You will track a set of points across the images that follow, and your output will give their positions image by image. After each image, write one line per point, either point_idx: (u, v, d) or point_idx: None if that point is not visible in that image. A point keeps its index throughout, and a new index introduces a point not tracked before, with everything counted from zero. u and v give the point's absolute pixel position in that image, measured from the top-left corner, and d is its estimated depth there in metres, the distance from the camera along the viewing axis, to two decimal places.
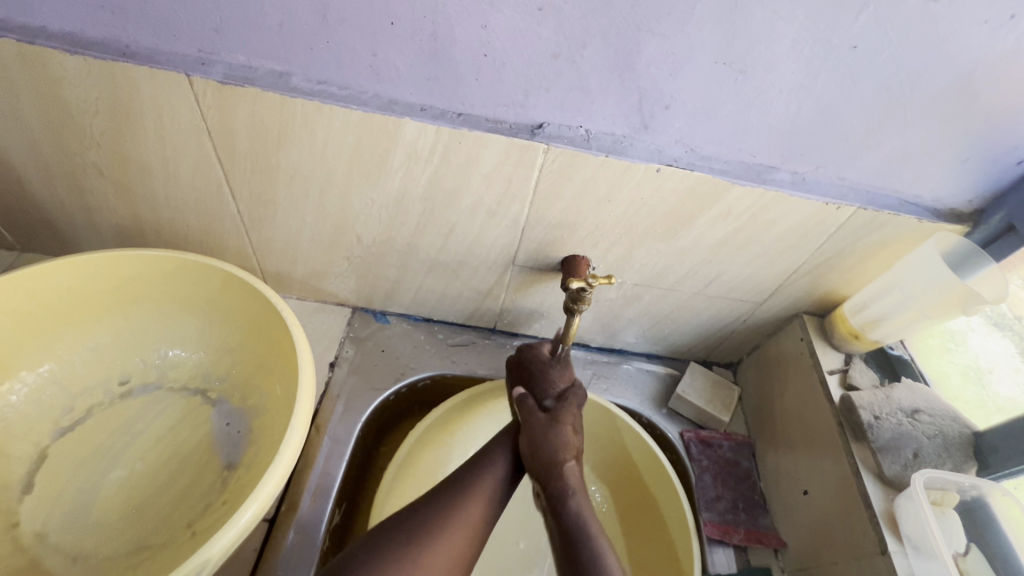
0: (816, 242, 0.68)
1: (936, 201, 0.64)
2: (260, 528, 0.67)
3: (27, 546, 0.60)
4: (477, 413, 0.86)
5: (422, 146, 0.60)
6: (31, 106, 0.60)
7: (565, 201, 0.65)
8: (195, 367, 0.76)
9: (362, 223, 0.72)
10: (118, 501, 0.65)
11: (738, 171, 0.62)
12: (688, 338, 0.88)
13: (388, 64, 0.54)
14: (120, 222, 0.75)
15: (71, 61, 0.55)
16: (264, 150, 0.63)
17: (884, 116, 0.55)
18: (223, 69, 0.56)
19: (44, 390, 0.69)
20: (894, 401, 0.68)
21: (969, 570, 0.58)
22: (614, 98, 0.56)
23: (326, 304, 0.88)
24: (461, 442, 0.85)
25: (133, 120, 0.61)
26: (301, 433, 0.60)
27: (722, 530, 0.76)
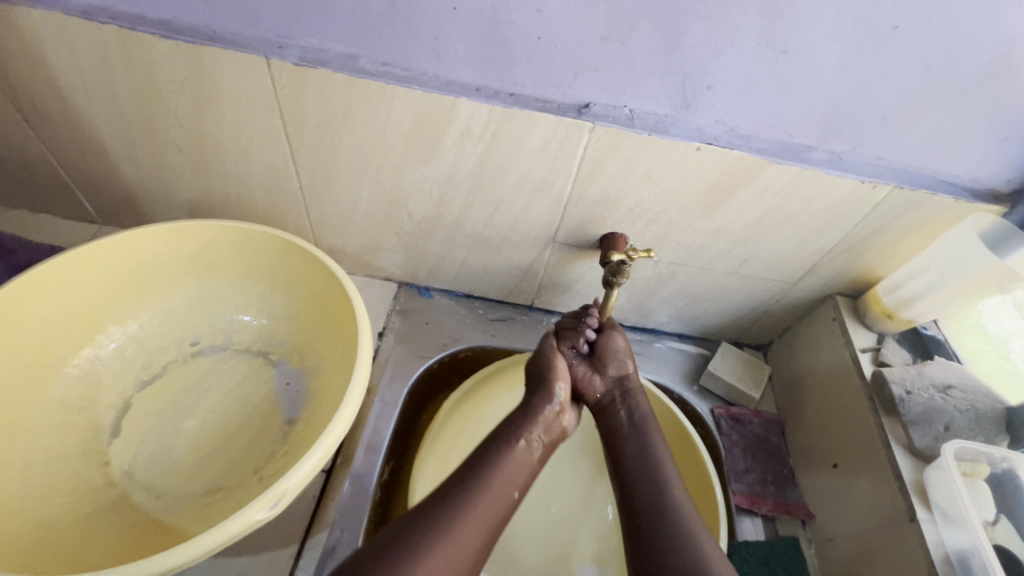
0: (851, 221, 0.70)
1: (974, 180, 0.65)
2: (319, 478, 0.73)
3: (117, 482, 0.67)
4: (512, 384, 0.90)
5: (475, 125, 0.65)
6: (125, 88, 0.67)
7: (607, 178, 0.69)
8: (257, 331, 0.82)
9: (414, 198, 0.76)
10: (193, 447, 0.71)
11: (776, 150, 0.64)
12: (720, 319, 0.91)
13: (449, 46, 0.59)
14: (193, 196, 0.82)
15: (165, 46, 0.62)
16: (329, 128, 0.68)
17: (923, 96, 0.57)
18: (298, 52, 0.62)
19: (127, 347, 0.76)
20: (926, 376, 0.70)
21: (998, 538, 0.60)
22: (659, 78, 0.59)
23: (374, 279, 0.94)
24: (495, 412, 0.90)
25: (213, 100, 0.67)
26: (361, 386, 0.65)
27: (751, 500, 0.79)
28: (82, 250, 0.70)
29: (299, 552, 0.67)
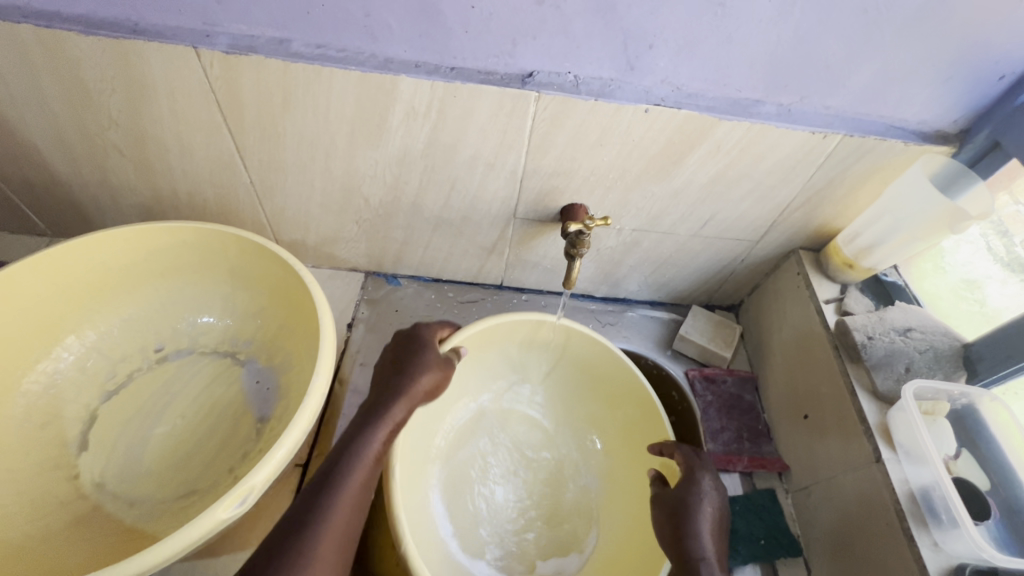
0: (806, 174, 0.70)
1: (921, 123, 0.66)
2: (296, 473, 0.73)
3: (88, 494, 0.67)
4: (474, 358, 0.83)
5: (419, 103, 0.63)
6: (52, 90, 0.64)
7: (559, 148, 0.68)
8: (223, 332, 0.81)
9: (368, 184, 0.75)
10: (164, 453, 0.71)
11: (724, 107, 0.64)
12: (689, 283, 0.91)
13: (382, 23, 0.57)
14: (141, 200, 0.80)
15: (86, 42, 0.59)
16: (271, 117, 0.66)
17: (864, 40, 0.57)
18: (227, 40, 0.60)
19: (88, 358, 0.75)
20: (886, 321, 0.71)
21: (959, 470, 0.62)
22: (599, 41, 0.58)
23: (340, 270, 0.93)
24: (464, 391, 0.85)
25: (147, 96, 0.65)
26: (325, 376, 0.65)
27: (726, 459, 0.80)
28: (41, 256, 0.68)
29: None
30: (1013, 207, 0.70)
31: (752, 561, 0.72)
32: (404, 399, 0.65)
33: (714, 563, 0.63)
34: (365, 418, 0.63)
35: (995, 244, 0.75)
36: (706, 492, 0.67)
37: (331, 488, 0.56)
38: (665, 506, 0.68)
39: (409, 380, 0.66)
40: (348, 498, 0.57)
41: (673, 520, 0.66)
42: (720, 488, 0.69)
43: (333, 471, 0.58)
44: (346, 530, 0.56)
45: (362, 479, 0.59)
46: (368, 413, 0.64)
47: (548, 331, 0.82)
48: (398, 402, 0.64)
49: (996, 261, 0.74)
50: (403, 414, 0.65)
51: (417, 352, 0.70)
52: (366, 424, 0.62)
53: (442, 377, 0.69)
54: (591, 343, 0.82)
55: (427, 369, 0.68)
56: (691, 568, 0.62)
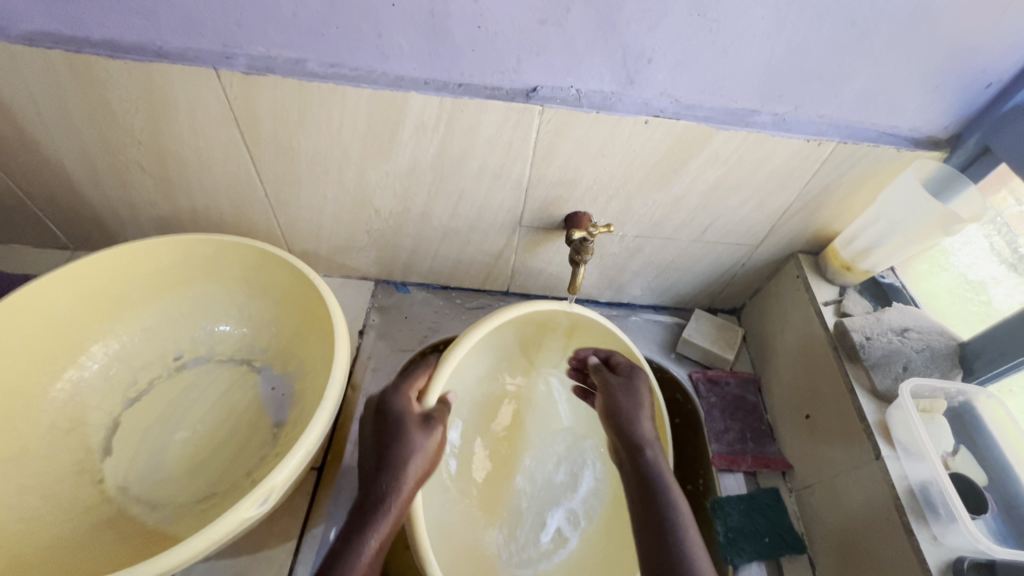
0: (802, 180, 0.72)
1: (913, 129, 0.68)
2: (311, 476, 0.75)
3: (112, 498, 0.69)
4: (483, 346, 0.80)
5: (428, 117, 0.66)
6: (79, 111, 0.68)
7: (563, 159, 0.71)
8: (239, 340, 0.84)
9: (379, 195, 0.78)
10: (184, 457, 0.73)
11: (721, 117, 0.66)
12: (691, 287, 0.94)
13: (393, 43, 0.60)
14: (159, 214, 0.83)
15: (113, 66, 0.62)
16: (286, 132, 0.69)
17: (854, 51, 0.59)
18: (246, 61, 0.63)
19: (111, 367, 0.77)
20: (884, 322, 0.73)
21: (957, 466, 0.64)
22: (600, 57, 0.61)
23: (351, 279, 0.95)
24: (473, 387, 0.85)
25: (169, 114, 0.68)
26: (340, 380, 0.67)
27: (730, 460, 0.81)
28: (58, 272, 0.70)
29: (298, 547, 0.69)
30: (1016, 208, 0.71)
31: (757, 559, 0.74)
32: (391, 499, 0.60)
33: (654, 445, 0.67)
34: (350, 525, 0.58)
35: (997, 245, 0.75)
36: (648, 386, 0.72)
37: None
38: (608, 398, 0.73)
39: (395, 475, 0.61)
40: None
41: (614, 404, 0.72)
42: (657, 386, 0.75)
43: None
44: None
45: None
46: (354, 518, 0.59)
47: (560, 317, 0.80)
48: (387, 504, 0.59)
49: (1000, 261, 0.74)
50: (395, 519, 0.60)
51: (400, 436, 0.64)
52: (355, 533, 0.57)
53: (430, 461, 0.65)
54: (604, 331, 0.80)
55: (412, 455, 0.63)
56: (635, 447, 0.67)
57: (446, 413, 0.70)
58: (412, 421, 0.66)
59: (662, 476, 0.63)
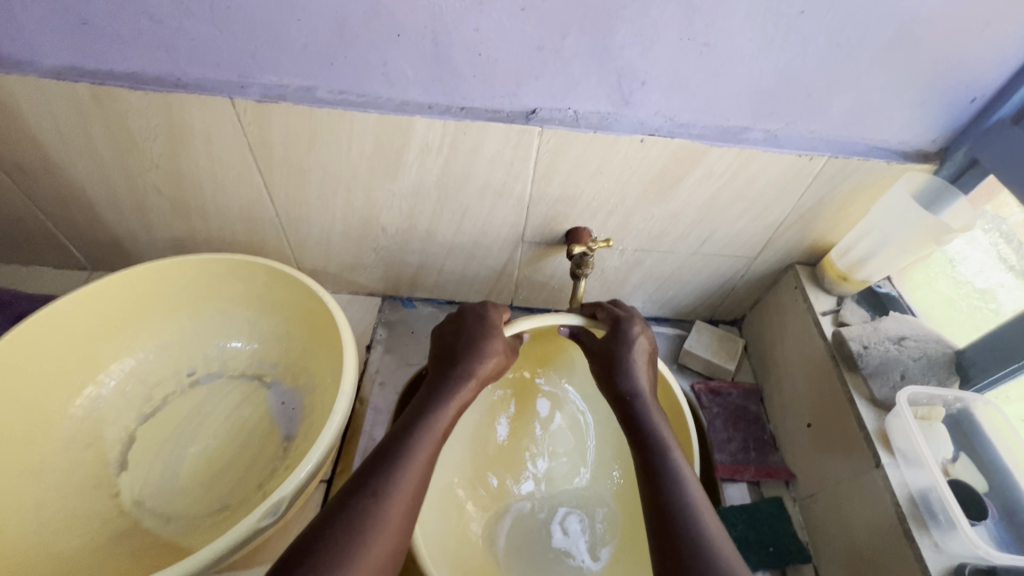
0: (797, 193, 0.74)
1: (902, 143, 0.70)
2: (320, 489, 0.76)
3: (128, 511, 0.71)
4: None
5: (432, 139, 0.69)
6: (102, 138, 0.71)
7: (562, 177, 0.73)
8: (250, 356, 0.86)
9: (385, 214, 0.81)
10: (197, 471, 0.75)
11: (714, 135, 0.68)
12: (692, 298, 0.95)
13: (398, 70, 0.63)
14: (175, 235, 0.86)
15: (135, 96, 0.66)
16: (297, 156, 0.73)
17: (840, 70, 0.62)
18: (259, 90, 0.66)
19: (127, 383, 0.80)
20: (881, 331, 0.74)
21: (957, 473, 0.64)
22: (595, 80, 0.63)
23: (358, 295, 0.98)
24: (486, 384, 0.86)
25: (185, 140, 0.71)
26: (349, 395, 0.69)
27: (734, 469, 0.82)
28: (38, 317, 0.71)
29: None
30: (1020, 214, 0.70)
31: (763, 568, 0.74)
32: (468, 378, 0.63)
33: (647, 397, 0.65)
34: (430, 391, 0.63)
35: (1006, 253, 0.74)
36: (632, 337, 0.68)
37: (395, 459, 0.54)
38: (597, 356, 0.70)
39: (483, 353, 0.65)
40: (388, 531, 0.50)
41: (606, 358, 0.69)
42: (650, 337, 0.71)
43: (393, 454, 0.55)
44: (395, 540, 0.51)
45: (424, 461, 0.56)
46: (436, 379, 0.64)
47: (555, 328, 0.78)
48: (476, 363, 0.64)
49: (1007, 268, 0.73)
50: (467, 398, 0.63)
51: (485, 331, 0.68)
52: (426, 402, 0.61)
53: (506, 362, 0.68)
54: None
55: (499, 348, 0.67)
56: (625, 398, 0.65)
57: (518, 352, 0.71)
58: (498, 333, 0.68)
59: (655, 428, 0.61)
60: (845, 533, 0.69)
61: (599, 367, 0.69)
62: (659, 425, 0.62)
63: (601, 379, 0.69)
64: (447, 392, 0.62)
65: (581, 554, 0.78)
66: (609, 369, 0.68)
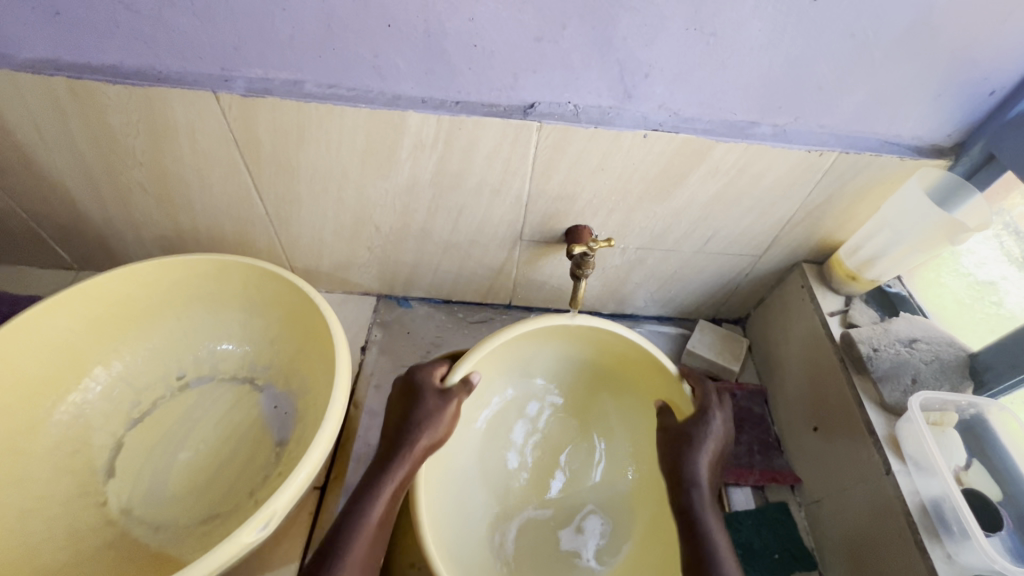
0: (805, 190, 0.72)
1: (916, 138, 0.67)
2: (313, 495, 0.74)
3: (116, 520, 0.69)
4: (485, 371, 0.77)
5: (426, 135, 0.66)
6: (82, 135, 0.68)
7: (561, 174, 0.70)
8: (241, 359, 0.84)
9: (379, 212, 0.78)
10: (187, 478, 0.73)
11: (721, 129, 0.66)
12: (695, 297, 0.93)
13: (390, 63, 0.60)
14: (163, 234, 0.84)
15: (114, 91, 0.63)
16: (285, 153, 0.70)
17: (854, 61, 0.59)
18: (244, 84, 0.63)
19: (115, 387, 0.78)
20: (891, 333, 0.72)
21: (970, 481, 0.62)
22: (596, 73, 0.60)
23: (353, 294, 0.95)
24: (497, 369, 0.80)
25: (169, 136, 0.68)
26: (342, 401, 0.67)
27: (738, 474, 0.80)
28: (19, 322, 0.68)
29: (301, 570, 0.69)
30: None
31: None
32: (405, 458, 0.63)
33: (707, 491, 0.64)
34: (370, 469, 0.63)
35: (1009, 245, 0.73)
36: (709, 429, 0.67)
37: (331, 556, 0.55)
38: (666, 438, 0.70)
39: (415, 428, 0.65)
40: None
41: (677, 446, 0.68)
42: (727, 426, 0.69)
43: (329, 551, 0.56)
44: None
45: (360, 556, 0.57)
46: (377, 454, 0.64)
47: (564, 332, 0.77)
48: (412, 437, 0.64)
49: (1010, 261, 0.73)
50: (406, 476, 0.63)
51: (419, 400, 0.67)
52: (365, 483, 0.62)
53: (445, 429, 0.67)
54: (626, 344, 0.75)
55: (431, 413, 0.66)
56: (685, 487, 0.65)
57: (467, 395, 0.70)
58: (432, 396, 0.68)
59: (711, 527, 0.61)
60: (855, 542, 0.67)
61: (669, 450, 0.69)
62: (713, 525, 0.62)
63: (665, 461, 0.69)
64: (386, 472, 0.62)
65: (592, 557, 0.74)
66: (676, 457, 0.68)
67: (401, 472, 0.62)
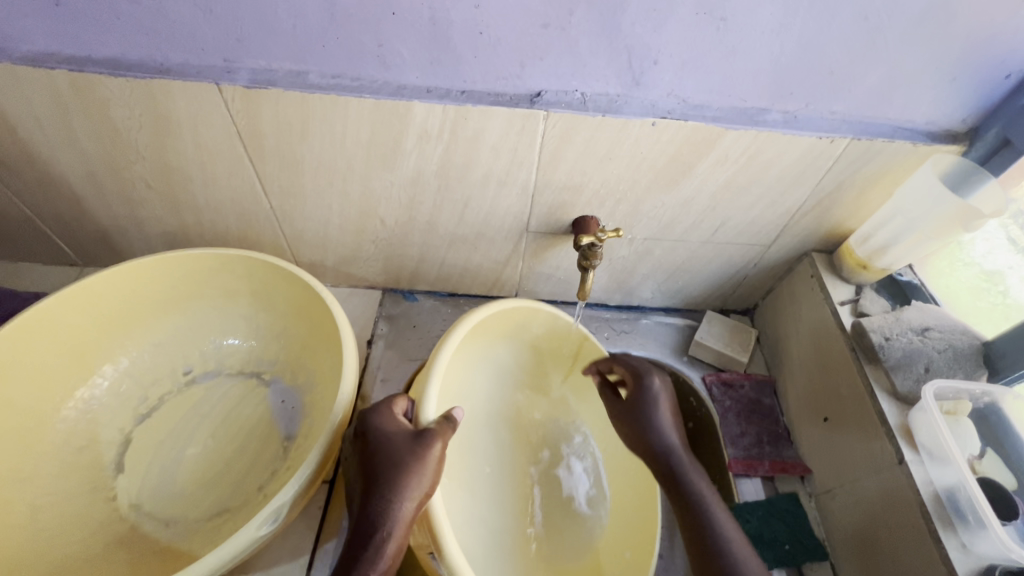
0: (816, 177, 0.71)
1: (930, 123, 0.66)
2: (322, 489, 0.74)
3: (125, 515, 0.69)
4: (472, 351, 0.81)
5: (432, 125, 0.65)
6: (84, 129, 0.68)
7: (568, 164, 0.69)
8: (248, 354, 0.83)
9: (384, 205, 0.77)
10: (195, 473, 0.73)
11: (731, 116, 0.65)
12: (703, 288, 0.92)
13: (394, 52, 0.59)
14: (167, 229, 0.83)
15: (116, 84, 0.62)
16: (289, 145, 0.69)
17: (867, 45, 0.58)
18: (247, 75, 0.62)
19: (122, 383, 0.78)
20: (903, 321, 0.71)
21: (985, 470, 0.62)
22: (604, 59, 0.59)
23: (358, 288, 0.95)
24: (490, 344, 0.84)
25: (172, 130, 0.68)
26: (349, 394, 0.67)
27: (747, 465, 0.80)
28: (22, 319, 0.68)
29: (310, 563, 0.69)
30: None
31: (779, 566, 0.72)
32: (389, 520, 0.54)
33: (680, 449, 0.69)
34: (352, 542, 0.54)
35: (1015, 235, 0.75)
36: (651, 394, 0.72)
37: None
38: (623, 419, 0.74)
39: (394, 486, 0.56)
40: None
41: (635, 420, 0.72)
42: (666, 382, 0.74)
43: None
44: None
45: None
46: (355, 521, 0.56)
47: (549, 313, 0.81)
48: (393, 493, 0.56)
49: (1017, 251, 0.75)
50: (396, 540, 0.55)
51: (389, 447, 0.59)
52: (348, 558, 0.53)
53: (430, 476, 0.58)
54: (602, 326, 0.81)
55: (411, 462, 0.57)
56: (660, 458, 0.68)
57: (451, 431, 0.64)
58: (404, 443, 0.59)
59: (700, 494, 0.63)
60: (867, 535, 0.67)
61: (635, 436, 0.72)
62: (705, 493, 0.63)
63: (636, 444, 0.71)
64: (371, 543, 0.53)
65: (583, 502, 0.81)
66: (641, 434, 0.70)
67: (389, 538, 0.54)
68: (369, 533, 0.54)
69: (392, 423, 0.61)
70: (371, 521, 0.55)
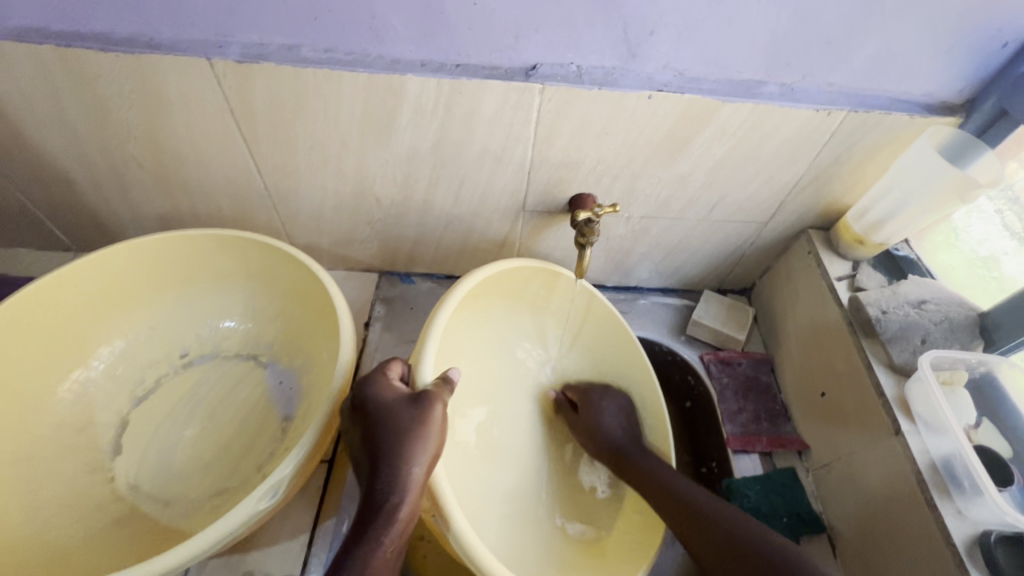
0: (813, 151, 0.70)
1: (927, 95, 0.66)
2: (322, 468, 0.74)
3: (124, 496, 0.69)
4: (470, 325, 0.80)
5: (426, 100, 0.65)
6: (74, 107, 0.67)
7: (564, 139, 0.69)
8: (244, 336, 0.83)
9: (379, 184, 0.77)
10: (194, 453, 0.73)
11: (727, 89, 0.64)
12: (700, 267, 0.92)
13: (387, 25, 0.59)
14: (160, 211, 0.82)
15: (105, 59, 0.61)
16: (282, 123, 0.68)
17: (864, 14, 0.57)
18: (238, 49, 0.61)
19: (117, 365, 0.77)
20: (900, 295, 0.71)
21: (980, 439, 0.62)
22: (600, 30, 0.59)
23: (355, 271, 0.94)
24: (493, 306, 0.84)
25: (163, 108, 0.67)
26: (346, 368, 0.67)
27: (745, 441, 0.80)
28: (17, 299, 0.67)
29: (311, 540, 0.69)
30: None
31: None
32: (400, 485, 0.54)
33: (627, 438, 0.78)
34: (365, 511, 0.54)
35: (1010, 220, 0.76)
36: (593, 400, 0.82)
37: None
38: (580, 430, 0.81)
39: (402, 452, 0.56)
40: None
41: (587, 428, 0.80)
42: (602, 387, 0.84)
43: None
44: None
45: None
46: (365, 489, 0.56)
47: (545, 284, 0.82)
48: (401, 460, 0.55)
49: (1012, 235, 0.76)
50: (410, 503, 0.55)
51: (388, 414, 0.58)
52: (363, 527, 0.53)
53: (435, 437, 0.59)
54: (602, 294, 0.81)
55: (414, 426, 0.58)
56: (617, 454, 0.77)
57: (449, 393, 0.64)
58: (404, 409, 0.59)
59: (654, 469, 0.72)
60: (864, 505, 0.67)
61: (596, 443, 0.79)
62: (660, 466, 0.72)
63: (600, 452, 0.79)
64: (385, 509, 0.53)
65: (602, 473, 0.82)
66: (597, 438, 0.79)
67: (403, 503, 0.54)
68: (381, 499, 0.54)
69: (388, 390, 0.61)
70: (382, 487, 0.55)
